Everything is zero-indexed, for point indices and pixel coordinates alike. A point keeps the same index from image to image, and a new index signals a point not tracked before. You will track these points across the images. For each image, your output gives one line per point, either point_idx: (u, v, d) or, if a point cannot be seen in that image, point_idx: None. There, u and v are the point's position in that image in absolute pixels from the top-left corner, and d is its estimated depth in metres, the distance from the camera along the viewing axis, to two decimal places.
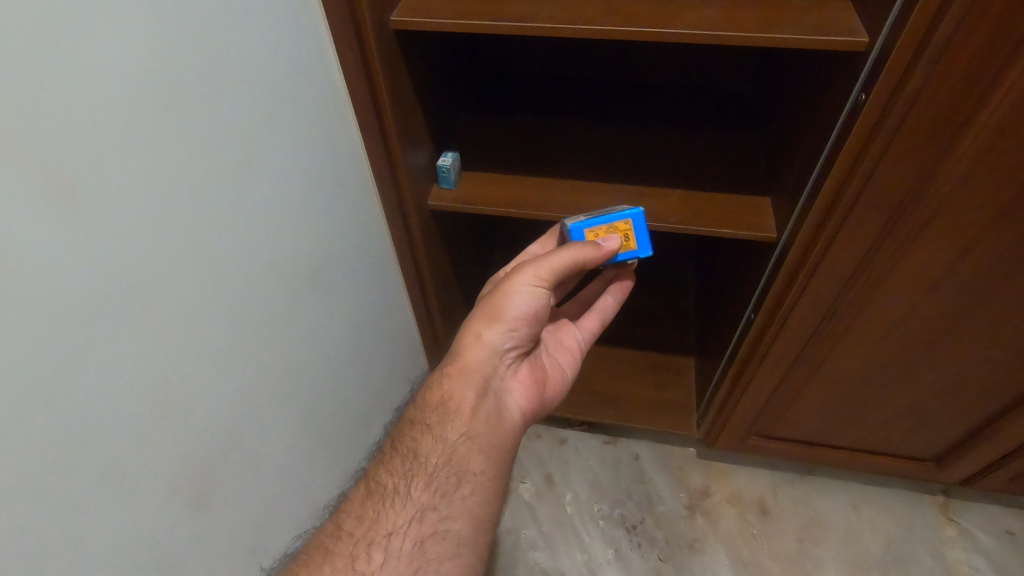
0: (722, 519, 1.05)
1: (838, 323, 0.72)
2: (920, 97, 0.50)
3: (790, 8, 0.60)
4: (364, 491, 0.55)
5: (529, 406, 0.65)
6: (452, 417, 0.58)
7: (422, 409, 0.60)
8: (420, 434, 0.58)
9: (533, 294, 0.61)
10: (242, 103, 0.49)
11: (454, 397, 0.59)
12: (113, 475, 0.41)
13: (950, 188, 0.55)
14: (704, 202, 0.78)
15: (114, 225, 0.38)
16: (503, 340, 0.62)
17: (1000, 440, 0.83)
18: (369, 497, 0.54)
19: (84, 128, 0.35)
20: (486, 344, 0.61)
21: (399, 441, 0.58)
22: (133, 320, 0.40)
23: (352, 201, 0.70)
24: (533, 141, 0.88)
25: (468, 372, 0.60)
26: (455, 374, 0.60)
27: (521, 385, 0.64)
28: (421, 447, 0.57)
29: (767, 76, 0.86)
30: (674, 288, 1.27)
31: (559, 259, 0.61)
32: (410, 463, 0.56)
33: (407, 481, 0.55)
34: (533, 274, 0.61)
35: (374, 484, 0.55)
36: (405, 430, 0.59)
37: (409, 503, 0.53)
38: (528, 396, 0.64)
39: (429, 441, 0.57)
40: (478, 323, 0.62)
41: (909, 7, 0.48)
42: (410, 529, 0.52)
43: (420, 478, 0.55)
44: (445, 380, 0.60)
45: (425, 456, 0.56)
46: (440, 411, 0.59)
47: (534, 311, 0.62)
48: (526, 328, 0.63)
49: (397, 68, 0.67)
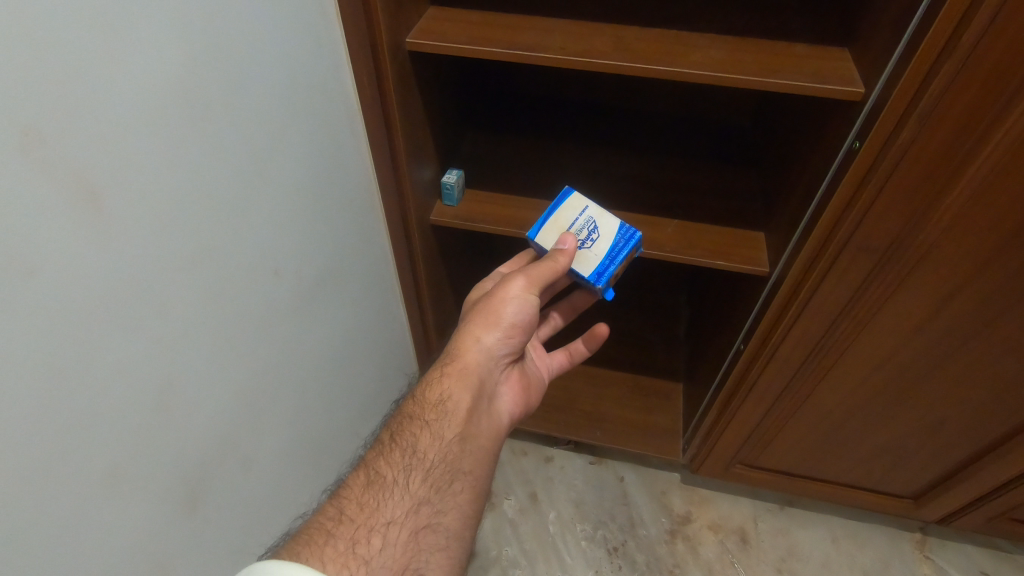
0: (702, 546, 1.06)
1: (825, 358, 0.74)
2: (912, 146, 0.52)
3: (791, 54, 0.63)
4: (363, 480, 0.54)
5: (514, 410, 0.67)
6: (450, 417, 0.58)
7: (420, 406, 0.60)
8: (418, 430, 0.58)
9: (525, 303, 0.63)
10: (260, 113, 0.50)
11: (452, 398, 0.59)
12: (110, 475, 0.41)
13: (937, 236, 0.57)
14: (700, 233, 0.80)
15: (130, 228, 0.39)
16: (498, 345, 0.63)
17: (976, 481, 0.85)
18: (369, 487, 0.53)
19: (108, 132, 0.36)
20: (483, 348, 0.63)
21: (398, 434, 0.58)
22: (142, 323, 0.41)
23: (358, 212, 0.72)
24: (537, 163, 0.90)
25: (466, 374, 0.61)
26: (455, 375, 0.61)
27: (508, 390, 0.67)
28: (419, 442, 0.56)
29: (766, 114, 0.88)
30: (666, 313, 1.29)
31: (545, 270, 0.62)
32: (410, 457, 0.55)
33: (406, 473, 0.54)
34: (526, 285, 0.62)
35: (373, 474, 0.54)
36: (402, 425, 0.59)
37: (406, 495, 0.53)
38: (513, 401, 0.67)
39: (428, 437, 0.57)
40: (476, 326, 0.63)
41: (905, 62, 0.50)
42: (407, 520, 0.52)
43: (418, 471, 0.55)
44: (444, 380, 0.61)
45: (424, 452, 0.56)
46: (439, 409, 0.59)
47: (528, 319, 0.64)
48: (520, 335, 0.65)
49: (409, 87, 0.69)
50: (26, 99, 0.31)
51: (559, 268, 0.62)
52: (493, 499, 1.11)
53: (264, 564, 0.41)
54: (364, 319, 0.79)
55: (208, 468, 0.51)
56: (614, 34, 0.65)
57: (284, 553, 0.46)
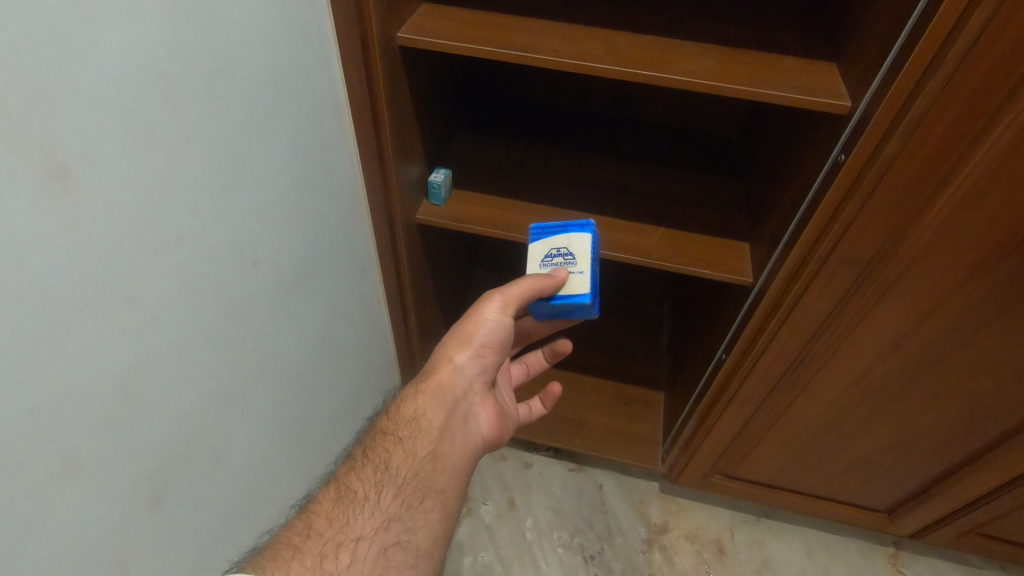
0: (678, 557, 1.05)
1: (803, 371, 0.75)
2: (895, 161, 0.53)
3: (780, 66, 0.63)
4: (334, 494, 0.53)
5: (491, 434, 0.65)
6: (424, 434, 0.57)
7: (394, 422, 0.59)
8: (391, 446, 0.57)
9: (498, 322, 0.63)
10: (243, 100, 0.49)
11: (426, 414, 0.58)
12: (72, 465, 0.39)
13: (915, 253, 0.58)
14: (685, 241, 0.81)
15: (102, 208, 0.38)
16: (473, 365, 0.63)
17: (949, 496, 0.85)
18: (340, 501, 0.52)
19: (81, 109, 0.35)
20: (458, 366, 0.62)
21: (371, 450, 0.57)
22: (111, 309, 0.40)
23: (343, 208, 0.71)
24: (525, 166, 0.90)
25: (441, 391, 0.60)
26: (430, 391, 0.60)
27: (487, 413, 0.64)
28: (392, 458, 0.56)
29: (753, 127, 0.89)
30: (649, 322, 1.29)
31: (526, 288, 0.61)
32: (382, 473, 0.55)
33: (377, 489, 0.54)
34: (496, 303, 0.62)
35: (344, 488, 0.54)
36: (375, 440, 0.58)
37: (377, 511, 0.52)
38: (490, 424, 0.64)
39: (401, 454, 0.56)
40: (451, 345, 0.62)
41: (891, 77, 0.51)
42: (376, 536, 0.51)
43: (390, 487, 0.54)
44: (419, 396, 0.60)
45: (397, 467, 0.55)
46: (413, 426, 0.58)
47: (501, 338, 0.64)
48: (495, 355, 0.64)
49: (399, 82, 0.68)
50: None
51: (540, 288, 0.61)
52: (471, 504, 1.10)
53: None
54: (344, 318, 0.78)
55: (176, 464, 0.49)
56: (606, 38, 0.65)
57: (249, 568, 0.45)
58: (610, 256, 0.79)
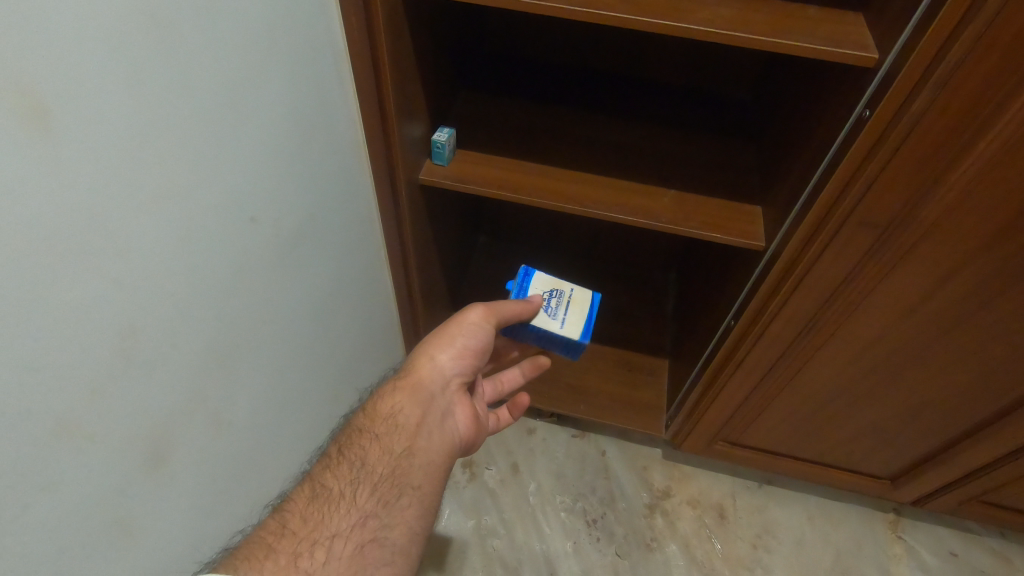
0: (680, 521, 1.06)
1: (813, 338, 0.73)
2: (923, 117, 0.50)
3: (805, 16, 0.60)
4: (308, 493, 0.52)
5: (468, 435, 0.63)
6: (400, 430, 0.57)
7: (371, 419, 0.58)
8: (368, 443, 0.56)
9: (479, 330, 0.63)
10: (237, 45, 0.46)
11: (403, 411, 0.58)
12: (67, 426, 0.38)
13: (936, 216, 0.56)
14: (696, 204, 0.78)
15: (92, 155, 0.35)
16: (452, 365, 0.63)
17: (954, 463, 0.85)
18: (314, 499, 0.51)
19: (61, 47, 0.32)
20: (436, 364, 0.62)
21: (347, 447, 0.56)
22: (102, 267, 0.38)
23: (342, 165, 0.68)
24: (532, 126, 0.87)
25: (417, 388, 0.60)
26: (406, 388, 0.60)
27: (465, 414, 0.63)
28: (368, 455, 0.55)
29: (770, 86, 0.86)
30: (655, 290, 1.27)
31: (508, 308, 0.63)
32: (357, 470, 0.54)
33: (352, 486, 0.53)
34: (478, 311, 0.63)
35: (319, 486, 0.53)
36: (351, 438, 0.57)
37: (353, 508, 0.51)
38: (468, 426, 0.63)
39: (378, 450, 0.55)
40: (430, 345, 0.63)
41: (925, 25, 0.48)
42: (352, 534, 0.50)
43: (366, 485, 0.53)
44: (395, 393, 0.60)
45: (373, 465, 0.54)
46: (389, 423, 0.57)
47: (482, 345, 0.63)
48: (475, 359, 0.64)
49: (401, 33, 0.65)
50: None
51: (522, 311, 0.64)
52: (474, 468, 1.11)
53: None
54: (345, 281, 0.76)
55: (176, 426, 0.48)
56: None
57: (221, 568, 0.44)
58: (619, 219, 0.77)
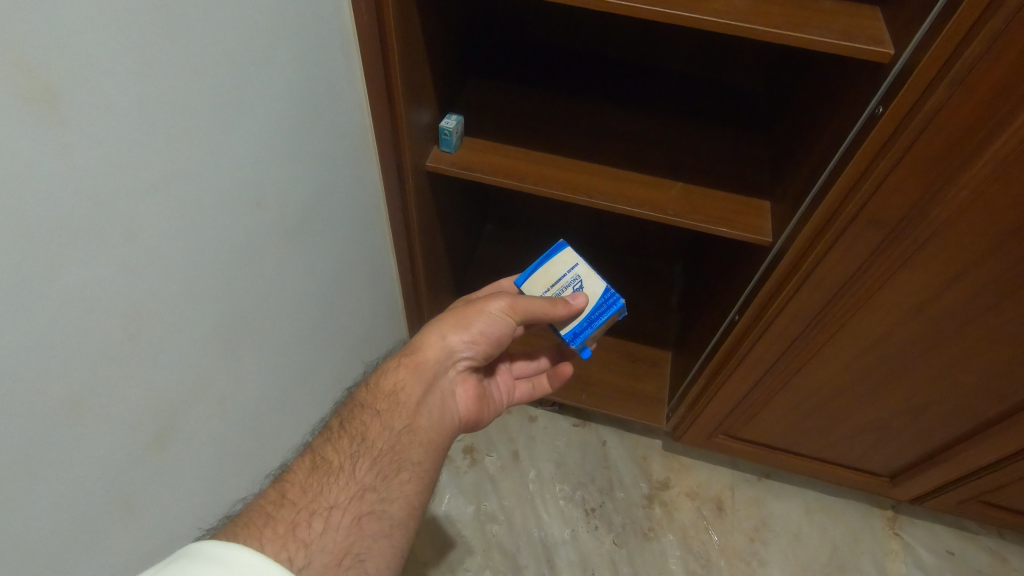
0: (678, 512, 1.07)
1: (818, 334, 0.73)
2: (937, 116, 0.49)
3: (820, 8, 0.59)
4: (309, 465, 0.52)
5: (467, 414, 0.65)
6: (400, 408, 0.58)
7: (373, 394, 0.59)
8: (369, 419, 0.57)
9: (499, 320, 0.63)
10: (246, 28, 0.46)
11: (405, 389, 0.59)
12: (73, 405, 0.38)
13: (946, 216, 0.55)
14: (705, 197, 0.78)
15: (99, 138, 0.35)
16: (462, 348, 0.63)
17: (954, 462, 0.85)
18: (314, 471, 0.51)
19: (70, 29, 0.32)
20: (446, 346, 0.63)
21: (347, 421, 0.57)
22: (109, 248, 0.38)
23: (349, 150, 0.68)
24: (540, 115, 0.86)
25: (423, 367, 0.61)
26: (411, 365, 0.61)
27: (465, 394, 0.65)
28: (369, 430, 0.56)
29: (783, 79, 0.84)
30: (660, 282, 1.27)
31: (535, 304, 0.61)
32: (358, 444, 0.54)
33: (352, 460, 0.53)
34: (503, 303, 0.63)
35: (319, 458, 0.53)
36: (353, 412, 0.58)
37: (352, 481, 0.52)
38: (468, 407, 0.65)
39: (378, 426, 0.56)
40: (447, 325, 0.63)
41: (944, 21, 0.47)
42: (350, 505, 0.50)
43: (366, 459, 0.53)
44: (400, 369, 0.61)
45: (373, 440, 0.55)
46: (391, 400, 0.58)
47: (498, 335, 0.64)
48: (489, 346, 0.65)
49: (411, 18, 0.64)
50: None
51: (553, 313, 0.61)
52: (475, 455, 1.12)
53: (203, 547, 0.39)
54: (351, 266, 0.77)
55: (181, 405, 0.49)
56: None
57: (221, 534, 0.43)
58: (626, 211, 0.77)
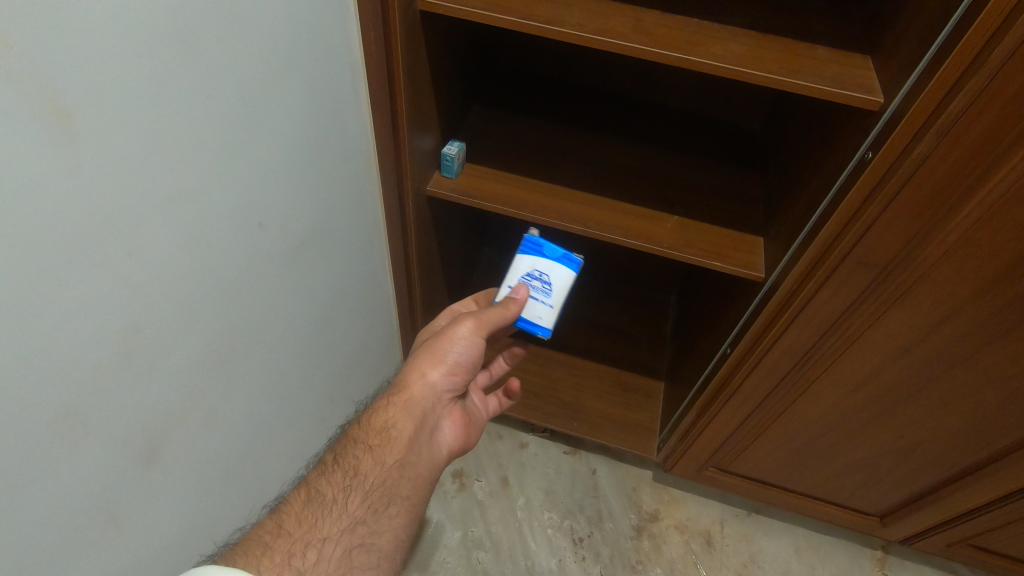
0: (667, 545, 1.06)
1: (808, 370, 0.74)
2: (925, 164, 0.51)
3: (813, 56, 0.61)
4: (303, 497, 0.53)
5: (456, 445, 0.65)
6: (393, 444, 0.57)
7: (365, 430, 0.58)
8: (361, 452, 0.57)
9: (466, 343, 0.62)
10: (256, 55, 0.47)
11: (397, 425, 0.58)
12: (66, 419, 0.39)
13: (935, 259, 0.56)
14: (700, 231, 0.79)
15: (108, 158, 0.37)
16: (444, 381, 0.63)
17: (944, 505, 0.85)
18: (309, 504, 0.52)
19: (89, 56, 0.34)
20: (428, 382, 0.62)
21: (341, 455, 0.57)
22: (111, 264, 0.39)
23: (352, 172, 0.69)
24: (540, 144, 0.88)
25: (411, 405, 0.60)
26: (400, 404, 0.60)
27: (452, 424, 0.65)
28: (361, 465, 0.56)
29: (777, 119, 0.87)
30: (654, 312, 1.28)
31: (493, 312, 0.61)
32: (351, 478, 0.55)
33: (345, 493, 0.54)
34: (465, 324, 0.62)
35: (313, 491, 0.54)
36: (345, 447, 0.58)
37: (344, 514, 0.53)
38: (456, 438, 0.65)
39: (370, 461, 0.56)
40: (423, 361, 0.62)
41: (931, 73, 0.49)
42: (342, 537, 0.51)
43: (358, 492, 0.54)
44: (390, 407, 0.60)
45: (365, 474, 0.55)
46: (383, 435, 0.58)
47: (472, 357, 0.63)
48: (466, 372, 0.64)
49: (417, 48, 0.66)
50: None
51: (510, 315, 0.61)
52: (464, 479, 1.11)
53: None
54: (349, 287, 0.77)
55: (173, 422, 0.49)
56: (633, 17, 0.63)
57: (220, 560, 0.46)
58: (622, 242, 0.78)
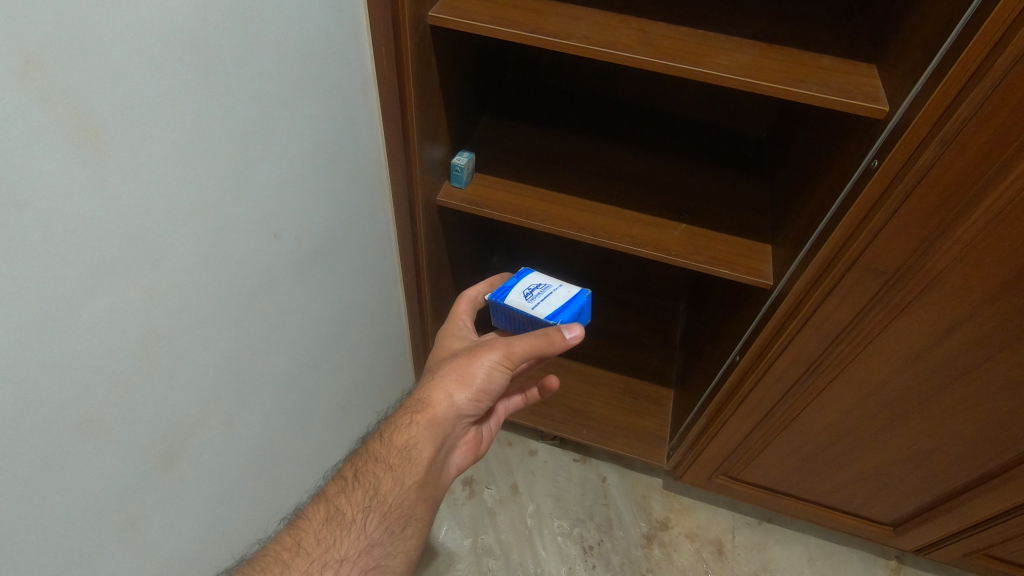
0: (678, 554, 1.06)
1: (819, 378, 0.73)
2: (930, 172, 0.51)
3: (818, 65, 0.61)
4: (322, 514, 0.54)
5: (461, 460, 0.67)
6: (413, 465, 0.58)
7: (387, 446, 0.59)
8: (381, 471, 0.57)
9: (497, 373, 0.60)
10: (273, 73, 0.49)
11: (418, 446, 0.59)
12: (90, 424, 0.40)
13: (939, 267, 0.56)
14: (708, 239, 0.79)
15: (133, 173, 0.38)
16: (468, 407, 0.62)
17: (959, 514, 0.84)
18: (328, 522, 0.54)
19: (115, 79, 0.35)
20: (453, 405, 0.61)
21: (361, 473, 0.57)
22: (135, 276, 0.40)
23: (365, 184, 0.71)
24: (548, 154, 0.89)
25: (434, 427, 0.60)
26: (424, 422, 0.60)
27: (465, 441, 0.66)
28: (381, 484, 0.57)
29: (784, 127, 0.87)
30: (664, 319, 1.28)
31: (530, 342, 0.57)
32: (371, 498, 0.56)
33: (365, 513, 0.55)
34: (500, 353, 0.59)
35: (333, 509, 0.55)
36: (366, 464, 0.58)
37: (362, 534, 0.54)
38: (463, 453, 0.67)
39: (390, 481, 0.57)
40: (451, 382, 0.61)
41: (935, 82, 0.49)
42: (358, 559, 0.53)
43: (377, 513, 0.55)
44: (413, 425, 0.60)
45: (384, 494, 0.56)
46: (403, 455, 0.58)
47: (498, 386, 0.61)
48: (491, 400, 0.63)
49: (427, 60, 0.67)
50: (18, 25, 0.30)
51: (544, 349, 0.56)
52: (475, 486, 1.12)
53: None
54: (362, 297, 0.79)
55: (191, 428, 0.50)
56: (639, 29, 0.64)
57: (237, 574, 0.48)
58: (631, 250, 0.78)
